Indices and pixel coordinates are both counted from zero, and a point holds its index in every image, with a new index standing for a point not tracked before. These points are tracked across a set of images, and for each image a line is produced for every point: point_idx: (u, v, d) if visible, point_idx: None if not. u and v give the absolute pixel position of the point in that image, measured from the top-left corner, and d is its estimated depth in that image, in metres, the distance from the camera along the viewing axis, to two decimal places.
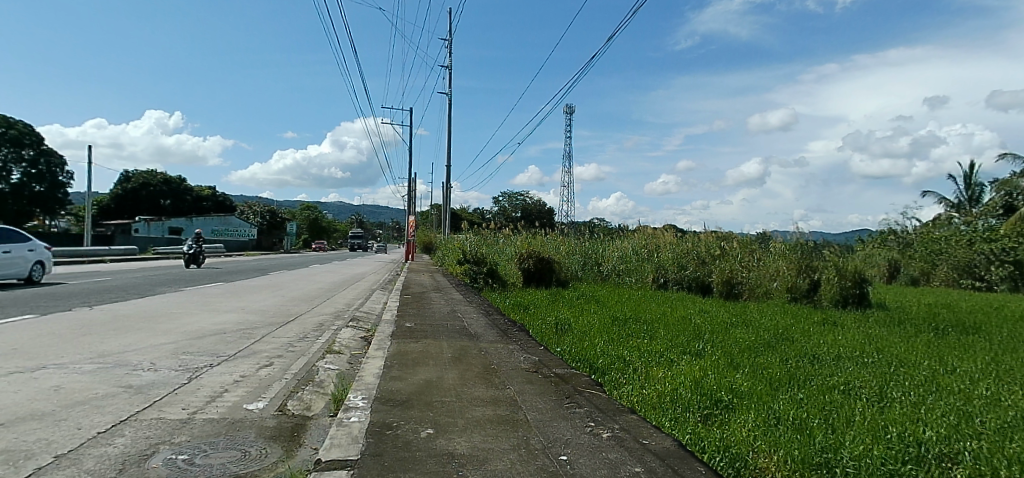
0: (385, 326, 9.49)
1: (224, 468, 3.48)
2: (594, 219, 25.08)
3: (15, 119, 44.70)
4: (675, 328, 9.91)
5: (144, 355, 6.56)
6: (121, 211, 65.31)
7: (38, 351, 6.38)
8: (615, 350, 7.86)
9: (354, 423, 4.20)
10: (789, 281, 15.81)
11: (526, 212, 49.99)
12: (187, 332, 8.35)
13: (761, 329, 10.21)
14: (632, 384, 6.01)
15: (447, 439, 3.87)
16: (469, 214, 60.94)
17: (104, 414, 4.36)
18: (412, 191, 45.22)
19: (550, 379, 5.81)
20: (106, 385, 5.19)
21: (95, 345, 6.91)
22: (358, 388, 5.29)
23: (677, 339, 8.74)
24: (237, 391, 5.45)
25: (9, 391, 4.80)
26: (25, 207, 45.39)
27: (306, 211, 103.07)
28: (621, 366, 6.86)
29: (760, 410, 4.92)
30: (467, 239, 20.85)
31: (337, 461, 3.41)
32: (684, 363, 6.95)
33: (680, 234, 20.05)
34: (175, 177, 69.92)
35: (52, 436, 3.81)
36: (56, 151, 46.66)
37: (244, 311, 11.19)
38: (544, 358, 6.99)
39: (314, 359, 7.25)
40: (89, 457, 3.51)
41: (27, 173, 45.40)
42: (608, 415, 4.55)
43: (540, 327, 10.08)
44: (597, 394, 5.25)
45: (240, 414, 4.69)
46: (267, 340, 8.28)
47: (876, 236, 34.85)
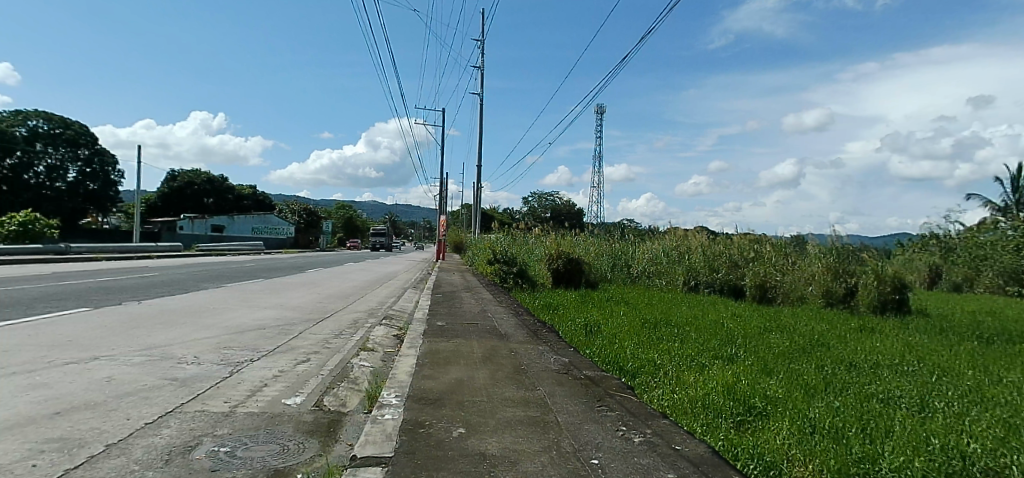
0: (416, 324, 9.59)
1: (264, 461, 3.58)
2: (624, 220, 24.83)
3: (72, 120, 47.18)
4: (706, 332, 9.78)
5: (189, 349, 6.80)
6: (167, 209, 67.88)
7: (93, 343, 6.69)
8: (645, 353, 7.81)
9: (388, 420, 4.27)
10: (824, 285, 15.45)
11: (556, 212, 50.07)
12: (228, 326, 8.62)
13: (796, 334, 9.95)
14: (662, 388, 5.96)
15: (478, 439, 3.90)
16: (498, 214, 60.92)
17: (152, 406, 4.53)
18: (443, 192, 45.50)
19: (580, 382, 5.80)
20: (153, 377, 5.38)
21: (144, 338, 7.18)
22: (392, 386, 5.38)
23: (708, 343, 8.62)
24: (276, 385, 5.60)
25: (65, 381, 5.03)
26: (80, 204, 47.36)
27: (342, 210, 105.28)
28: (652, 370, 6.82)
29: (794, 417, 4.83)
30: (497, 239, 20.97)
31: (370, 458, 3.47)
32: (716, 368, 6.86)
33: (712, 236, 19.80)
34: (218, 175, 71.98)
35: (104, 426, 3.98)
36: (108, 152, 48.69)
37: (282, 307, 11.48)
38: (574, 360, 6.99)
39: (349, 356, 7.37)
40: (137, 447, 3.66)
41: (81, 172, 47.44)
42: (641, 419, 4.52)
43: (570, 328, 10.07)
44: (629, 398, 5.21)
45: (279, 408, 4.81)
46: (304, 337, 8.46)
47: (916, 240, 33.62)
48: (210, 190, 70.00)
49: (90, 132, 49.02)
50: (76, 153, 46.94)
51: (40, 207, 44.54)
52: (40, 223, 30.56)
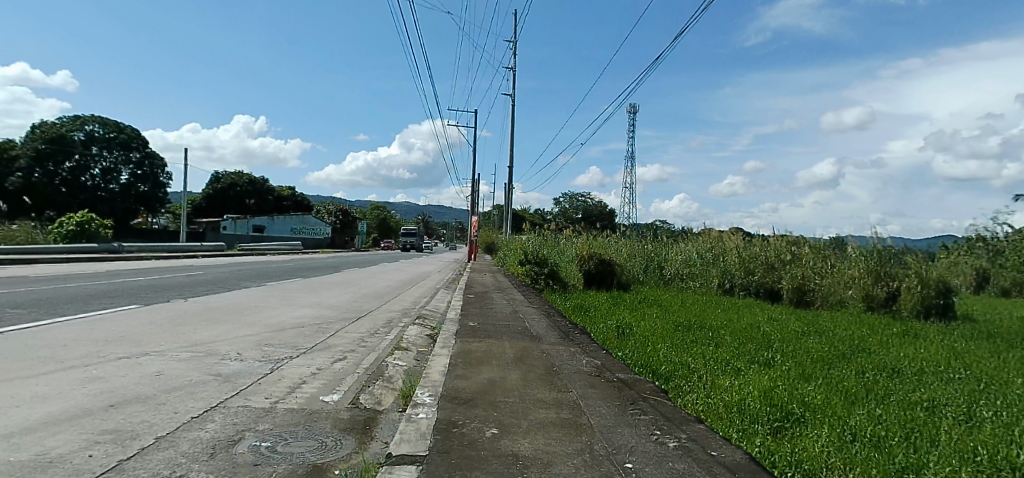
0: (449, 324, 9.69)
1: (303, 456, 3.68)
2: (657, 220, 24.54)
3: (126, 125, 49.30)
4: (742, 336, 9.59)
5: (232, 346, 7.02)
6: (211, 210, 70.18)
7: (143, 338, 6.97)
8: (679, 356, 7.72)
9: (423, 419, 4.33)
10: (864, 289, 14.98)
11: (587, 213, 49.81)
12: (269, 324, 8.85)
13: (836, 339, 9.66)
14: (697, 393, 5.88)
15: (511, 440, 3.92)
16: (529, 215, 60.93)
17: (198, 400, 4.69)
18: (474, 192, 45.73)
19: (613, 384, 5.76)
20: (199, 373, 5.57)
21: (190, 335, 7.44)
22: (425, 385, 5.45)
23: (744, 347, 8.47)
24: (314, 383, 5.73)
25: (118, 375, 5.25)
26: (131, 205, 49.26)
27: (376, 211, 107.04)
28: (685, 373, 6.74)
29: (834, 425, 4.71)
30: (528, 240, 20.98)
31: (405, 457, 3.53)
32: (752, 373, 6.73)
33: (748, 237, 19.40)
34: (259, 177, 73.94)
35: (153, 419, 4.14)
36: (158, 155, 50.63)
37: (319, 306, 11.74)
38: (606, 362, 6.96)
39: (384, 355, 7.49)
40: (184, 440, 3.80)
41: (133, 175, 49.47)
42: (675, 424, 4.47)
43: (601, 330, 10.01)
44: (662, 401, 5.17)
45: (317, 405, 4.93)
46: (341, 335, 8.64)
47: (962, 242, 32.32)
48: (252, 191, 71.97)
49: (141, 136, 51.02)
50: (129, 157, 49.03)
51: (95, 209, 46.65)
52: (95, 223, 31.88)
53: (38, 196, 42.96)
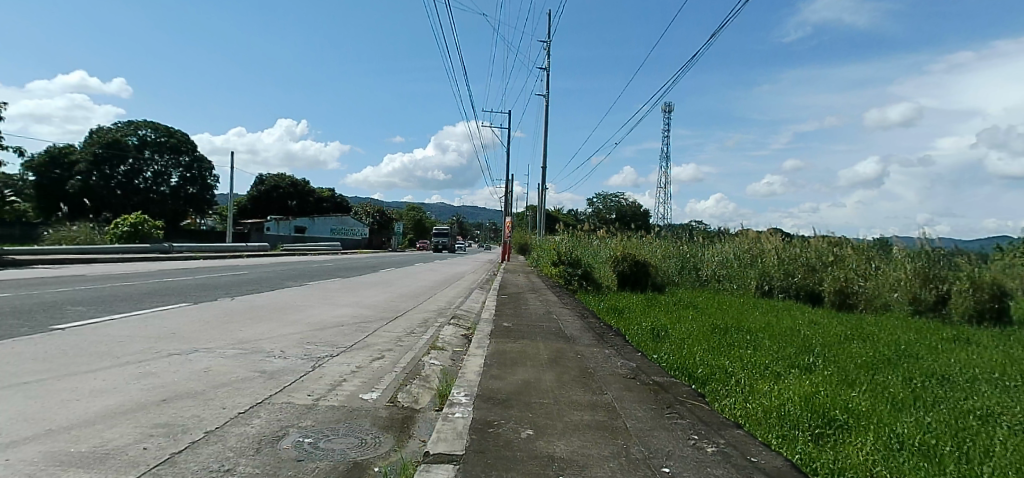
0: (484, 324, 9.77)
1: (344, 453, 3.77)
2: (693, 221, 24.18)
3: (176, 130, 51.31)
4: (781, 339, 9.38)
5: (276, 343, 7.23)
6: (256, 211, 72.59)
7: (193, 335, 7.25)
8: (715, 359, 7.60)
9: (459, 419, 4.38)
10: (911, 292, 14.47)
11: (621, 213, 49.36)
12: (310, 323, 9.08)
13: (881, 344, 9.34)
14: (735, 397, 5.77)
15: (546, 442, 3.93)
16: (562, 216, 60.73)
17: (244, 396, 4.86)
18: (508, 194, 45.82)
19: (649, 387, 5.71)
20: (245, 369, 5.77)
21: (236, 332, 7.70)
22: (461, 385, 5.51)
23: (784, 351, 8.28)
24: (354, 380, 5.86)
25: (170, 371, 5.47)
26: (181, 207, 51.06)
27: (412, 212, 108.55)
28: (722, 377, 6.64)
29: (880, 432, 4.56)
30: (561, 241, 20.95)
31: (442, 456, 3.58)
32: (792, 377, 6.57)
33: (787, 238, 18.92)
34: (301, 180, 75.84)
35: (203, 414, 4.31)
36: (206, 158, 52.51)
37: (357, 305, 11.97)
38: (641, 365, 6.91)
39: (420, 354, 7.60)
40: (232, 434, 3.94)
41: (183, 177, 51.34)
42: (713, 428, 4.40)
43: (636, 332, 9.92)
44: (700, 405, 5.10)
45: (356, 403, 5.05)
46: (378, 334, 8.80)
47: (1018, 243, 30.74)
48: (293, 193, 73.87)
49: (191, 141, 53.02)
50: (179, 160, 51.00)
51: (148, 211, 48.57)
52: (148, 224, 33.18)
53: (95, 198, 45.23)
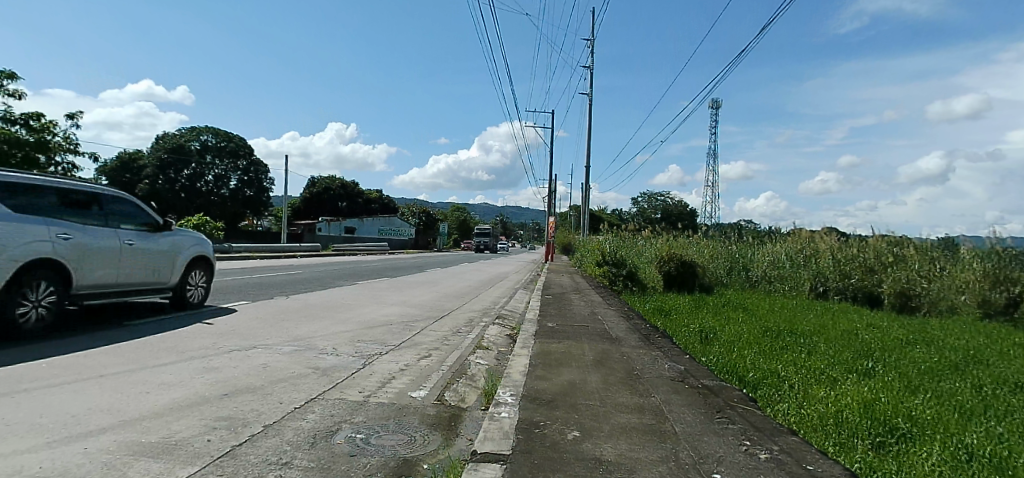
0: (528, 325, 9.78)
1: (394, 450, 3.84)
2: (742, 220, 23.50)
3: (235, 134, 53.35)
4: (839, 343, 9.01)
5: (329, 341, 7.45)
6: (308, 213, 74.90)
7: (251, 332, 7.55)
8: (767, 363, 7.38)
9: (505, 418, 4.40)
10: (979, 294, 13.66)
11: (666, 212, 48.49)
12: (360, 321, 9.31)
13: (946, 349, 8.85)
14: (788, 403, 5.58)
15: (593, 444, 3.91)
16: (606, 216, 60.11)
17: (299, 392, 5.03)
18: (551, 195, 45.61)
19: (698, 391, 5.59)
20: (300, 366, 5.96)
21: (291, 330, 7.97)
22: (507, 384, 5.54)
23: (841, 355, 7.95)
24: (403, 378, 5.98)
25: (231, 366, 5.71)
26: (240, 209, 52.97)
27: (456, 213, 109.84)
28: (774, 381, 6.44)
29: (947, 443, 4.32)
30: (605, 241, 20.75)
31: (489, 454, 3.61)
32: (850, 383, 6.31)
33: (843, 238, 18.16)
34: (349, 182, 77.75)
35: (262, 408, 4.48)
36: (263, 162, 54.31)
37: (404, 304, 12.17)
38: (690, 368, 6.76)
39: (466, 353, 7.68)
40: (288, 429, 4.08)
41: (241, 180, 53.29)
42: (766, 434, 4.28)
43: (683, 334, 9.73)
44: (751, 410, 4.96)
45: (405, 400, 5.15)
46: (425, 333, 8.93)
47: None
48: (343, 195, 75.82)
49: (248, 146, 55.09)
50: (238, 164, 52.94)
51: (210, 213, 50.92)
52: (209, 225, 34.68)
53: (162, 201, 48.04)
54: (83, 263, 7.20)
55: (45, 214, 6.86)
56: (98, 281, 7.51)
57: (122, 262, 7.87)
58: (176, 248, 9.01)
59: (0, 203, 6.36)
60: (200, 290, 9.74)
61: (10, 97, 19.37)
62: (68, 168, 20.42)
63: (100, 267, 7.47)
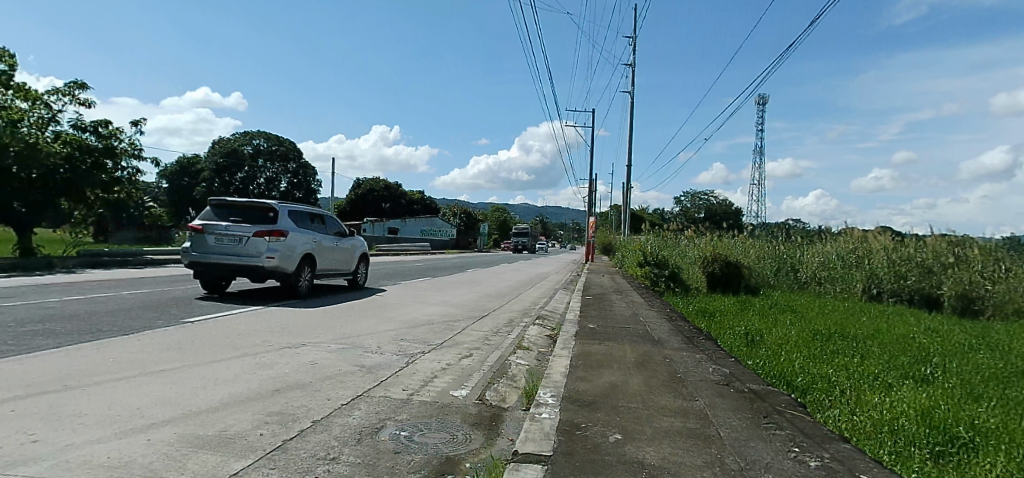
0: (569, 325, 9.75)
1: (438, 448, 3.90)
2: (790, 220, 22.79)
3: (285, 139, 55.02)
4: (894, 348, 8.63)
5: (374, 339, 7.62)
6: (353, 214, 76.68)
7: (299, 330, 7.79)
8: (817, 367, 7.14)
9: (546, 419, 4.41)
10: None
11: (710, 211, 47.43)
12: (403, 320, 9.48)
13: (1013, 355, 8.35)
14: (840, 409, 5.39)
15: (635, 447, 3.87)
16: (648, 215, 59.25)
17: (346, 389, 5.16)
18: (592, 194, 45.26)
19: (744, 395, 5.45)
20: (346, 363, 6.12)
21: (338, 328, 8.18)
22: (548, 385, 5.55)
23: (896, 360, 7.61)
24: (445, 377, 6.06)
25: (281, 363, 5.91)
26: None
27: (496, 213, 110.44)
28: (825, 387, 6.22)
29: (1014, 454, 4.08)
30: (647, 241, 20.48)
31: (531, 455, 3.62)
32: (906, 389, 6.03)
33: (899, 238, 17.36)
34: (393, 183, 79.17)
35: (310, 404, 4.62)
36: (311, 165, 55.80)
37: (445, 304, 12.31)
38: (735, 371, 6.61)
39: (507, 353, 7.72)
40: (335, 425, 4.19)
41: (291, 183, 54.88)
42: (816, 441, 4.14)
43: (728, 337, 9.51)
44: (800, 416, 4.81)
45: (447, 399, 5.21)
46: (466, 333, 9.02)
47: None
48: (387, 196, 77.26)
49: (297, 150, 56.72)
50: (288, 167, 54.55)
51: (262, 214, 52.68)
52: None
53: None
54: (321, 255, 12.14)
55: (303, 226, 11.68)
56: (327, 266, 12.40)
57: (333, 254, 12.68)
58: (352, 246, 13.57)
59: (287, 220, 11.17)
60: (362, 275, 14.30)
61: (81, 105, 20.49)
62: (132, 172, 21.43)
63: (327, 257, 12.34)
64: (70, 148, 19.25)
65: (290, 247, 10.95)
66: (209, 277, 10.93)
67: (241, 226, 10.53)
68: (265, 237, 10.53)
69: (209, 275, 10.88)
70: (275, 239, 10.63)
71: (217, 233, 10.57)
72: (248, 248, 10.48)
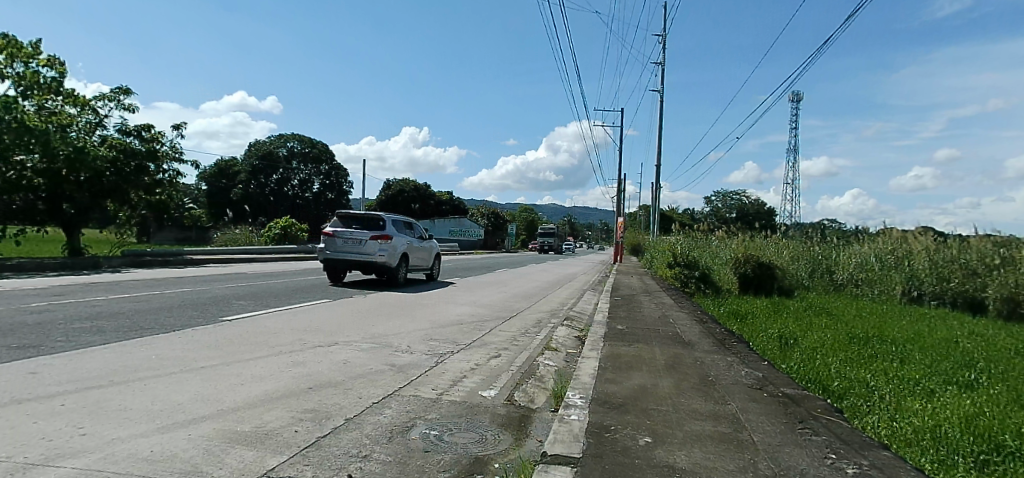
0: (598, 327, 9.70)
1: (467, 447, 3.93)
2: (825, 220, 22.23)
3: (318, 141, 56.02)
4: (936, 352, 8.34)
5: (404, 339, 7.71)
6: None
7: (332, 329, 7.94)
8: (855, 372, 6.95)
9: (575, 421, 4.40)
10: None
11: (742, 211, 46.56)
12: (433, 320, 9.56)
13: None
14: (878, 415, 5.25)
15: (666, 451, 3.83)
16: (678, 215, 58.50)
17: (377, 387, 5.24)
18: (621, 195, 44.90)
19: (778, 400, 5.34)
20: (377, 362, 6.20)
21: (370, 327, 8.30)
22: (577, 387, 5.53)
23: (939, 366, 7.35)
24: (474, 377, 6.10)
25: (315, 361, 6.03)
26: (324, 211, 55.29)
27: (524, 214, 110.47)
28: (862, 392, 6.05)
29: None
30: (677, 242, 20.23)
31: (560, 457, 3.61)
32: (949, 396, 5.82)
33: (941, 238, 16.76)
34: (422, 184, 79.98)
35: (343, 402, 4.70)
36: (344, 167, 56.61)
37: (474, 304, 12.38)
38: (768, 375, 6.48)
39: (535, 354, 7.72)
40: (367, 423, 4.25)
41: (324, 185, 55.85)
42: (854, 448, 4.03)
43: (761, 340, 9.33)
44: (837, 422, 4.68)
45: (476, 399, 5.24)
46: (495, 333, 9.06)
47: None
48: (416, 197, 78.12)
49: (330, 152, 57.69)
50: (321, 169, 55.53)
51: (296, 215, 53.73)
52: (296, 228, 36.54)
53: (254, 204, 52.23)
54: (412, 254, 15.66)
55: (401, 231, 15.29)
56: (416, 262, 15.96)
57: (418, 253, 16.18)
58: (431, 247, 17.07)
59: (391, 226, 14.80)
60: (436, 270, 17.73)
61: (127, 110, 21.21)
62: (173, 175, 21.96)
63: (416, 255, 15.86)
64: (115, 151, 19.97)
65: (394, 247, 14.55)
66: (334, 269, 14.61)
67: (361, 231, 14.13)
68: (377, 240, 14.12)
69: (335, 269, 14.58)
70: (384, 242, 14.22)
71: (343, 237, 14.20)
72: (365, 248, 14.09)
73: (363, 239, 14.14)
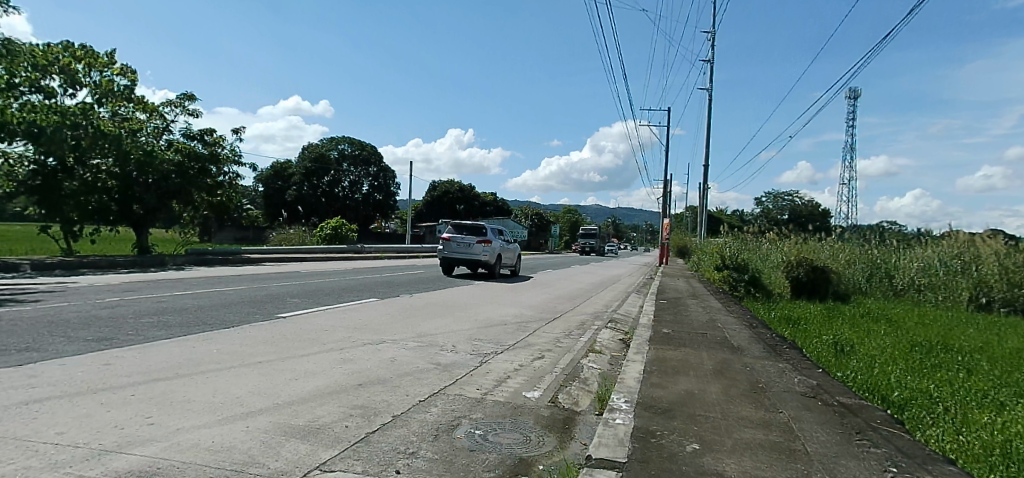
0: (643, 330, 9.57)
1: (512, 448, 3.96)
2: (885, 222, 21.24)
3: (367, 144, 57.47)
4: (1007, 362, 7.85)
5: (449, 338, 7.82)
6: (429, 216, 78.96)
7: (381, 327, 8.13)
8: (917, 382, 6.61)
9: (620, 425, 4.36)
10: None
11: (795, 213, 45.03)
12: (477, 321, 9.65)
13: None
14: (943, 427, 4.98)
15: (714, 458, 3.75)
16: (727, 217, 57.05)
17: (423, 386, 5.32)
18: (667, 196, 44.05)
19: (833, 409, 5.14)
20: (423, 361, 6.31)
21: (416, 327, 8.45)
22: (622, 390, 5.48)
23: (1010, 377, 6.92)
24: (518, 378, 6.12)
25: (364, 358, 6.19)
26: (371, 211, 56.54)
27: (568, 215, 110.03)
28: (926, 403, 5.76)
29: None
30: (726, 244, 19.69)
31: (605, 461, 3.59)
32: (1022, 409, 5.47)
33: (1014, 243, 15.75)
34: (467, 185, 80.81)
35: (390, 400, 4.81)
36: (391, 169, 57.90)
37: (517, 305, 12.42)
38: (822, 383, 6.25)
39: (579, 356, 7.69)
40: (413, 421, 4.33)
41: (372, 186, 57.19)
42: (916, 462, 3.85)
43: (815, 346, 9.00)
44: (898, 434, 4.47)
45: (521, 400, 5.26)
46: (539, 334, 9.06)
47: None
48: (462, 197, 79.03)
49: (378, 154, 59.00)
50: (369, 171, 56.96)
51: (346, 215, 55.24)
52: (345, 228, 37.49)
53: (308, 205, 53.72)
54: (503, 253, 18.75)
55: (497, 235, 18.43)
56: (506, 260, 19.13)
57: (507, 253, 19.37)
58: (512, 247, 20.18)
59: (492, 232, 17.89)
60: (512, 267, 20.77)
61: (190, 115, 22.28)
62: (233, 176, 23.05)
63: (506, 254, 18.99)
64: (181, 155, 21.03)
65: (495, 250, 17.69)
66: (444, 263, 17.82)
67: (471, 236, 17.24)
68: (483, 244, 17.24)
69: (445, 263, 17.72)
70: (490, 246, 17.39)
71: (456, 240, 17.37)
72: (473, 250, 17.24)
73: (471, 242, 17.31)
